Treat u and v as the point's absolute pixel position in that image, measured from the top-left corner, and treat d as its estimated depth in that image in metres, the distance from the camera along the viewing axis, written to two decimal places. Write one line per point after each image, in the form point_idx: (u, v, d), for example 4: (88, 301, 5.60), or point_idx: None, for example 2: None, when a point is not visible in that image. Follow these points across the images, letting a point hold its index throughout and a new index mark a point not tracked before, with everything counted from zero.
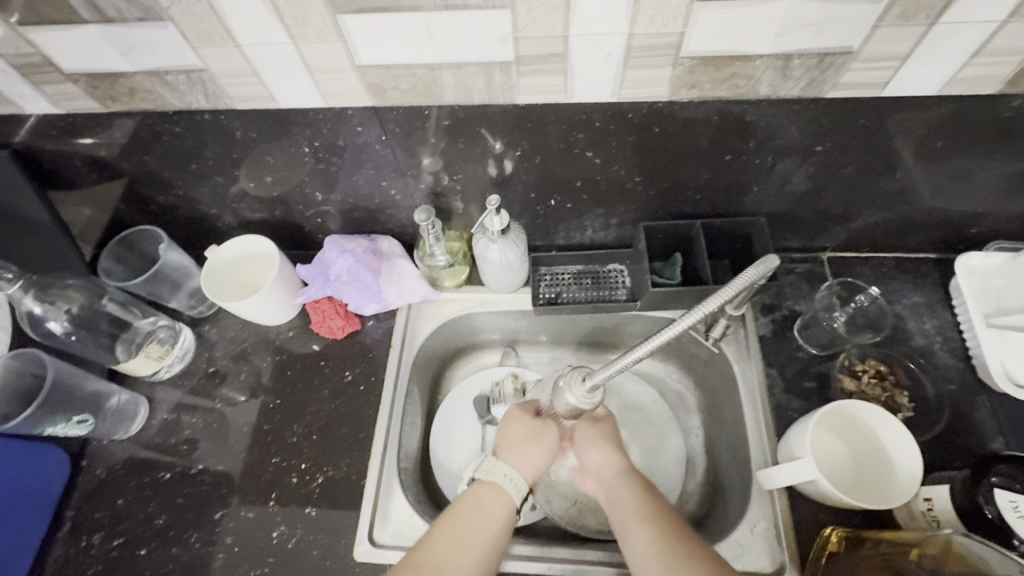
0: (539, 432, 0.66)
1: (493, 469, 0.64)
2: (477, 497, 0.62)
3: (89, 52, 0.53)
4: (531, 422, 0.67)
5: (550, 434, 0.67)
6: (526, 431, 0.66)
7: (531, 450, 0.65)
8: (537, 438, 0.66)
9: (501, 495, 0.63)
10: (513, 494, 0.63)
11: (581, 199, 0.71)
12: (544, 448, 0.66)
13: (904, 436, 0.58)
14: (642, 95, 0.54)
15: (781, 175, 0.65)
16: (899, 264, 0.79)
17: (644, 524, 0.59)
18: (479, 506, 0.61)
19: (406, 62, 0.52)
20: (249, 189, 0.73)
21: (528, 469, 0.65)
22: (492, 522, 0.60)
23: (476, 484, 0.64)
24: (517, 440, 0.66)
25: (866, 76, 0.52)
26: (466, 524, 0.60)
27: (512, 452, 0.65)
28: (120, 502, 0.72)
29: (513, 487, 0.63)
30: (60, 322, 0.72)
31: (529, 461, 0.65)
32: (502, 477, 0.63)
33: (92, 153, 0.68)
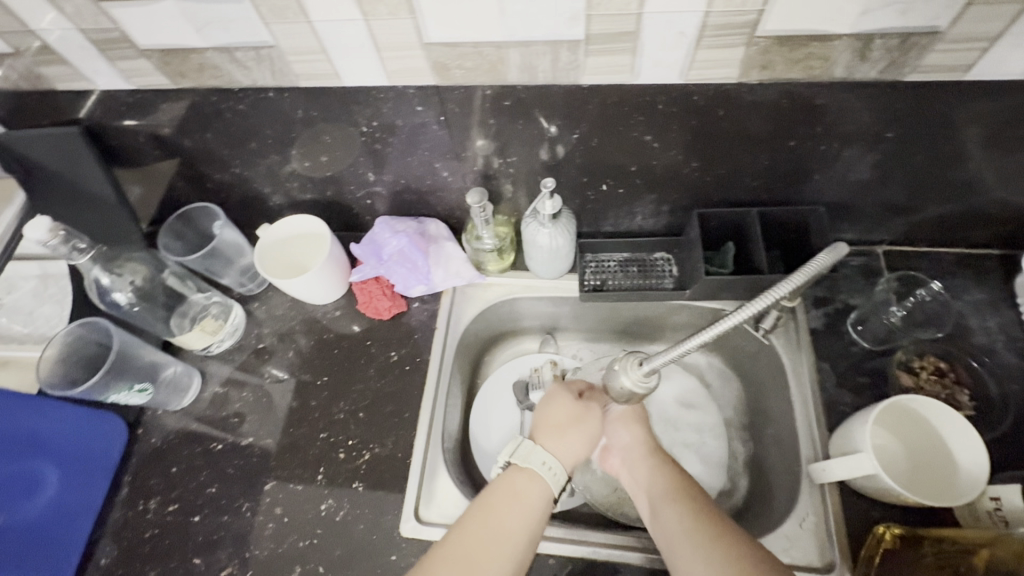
0: (581, 417, 0.64)
1: (531, 456, 0.60)
2: (513, 484, 0.59)
3: (167, 28, 0.55)
4: (572, 406, 0.65)
5: (591, 419, 0.65)
6: (566, 416, 0.64)
7: (570, 435, 0.63)
8: (578, 423, 0.64)
9: (539, 482, 0.59)
10: (552, 483, 0.60)
11: (634, 185, 0.70)
12: (585, 434, 0.63)
13: (975, 441, 0.56)
14: (709, 76, 0.54)
15: (846, 163, 0.64)
16: (960, 260, 0.76)
17: (676, 504, 0.59)
18: (519, 496, 0.58)
19: (474, 40, 0.53)
20: (303, 169, 0.74)
21: (568, 456, 0.62)
22: (532, 508, 0.58)
23: (510, 470, 0.61)
24: (559, 425, 0.64)
25: (948, 59, 0.50)
26: (503, 512, 0.57)
27: (553, 438, 0.63)
28: (174, 470, 0.75)
29: (551, 475, 0.60)
30: (125, 293, 0.77)
31: (568, 448, 0.62)
32: (541, 464, 0.60)
33: (155, 130, 0.69)
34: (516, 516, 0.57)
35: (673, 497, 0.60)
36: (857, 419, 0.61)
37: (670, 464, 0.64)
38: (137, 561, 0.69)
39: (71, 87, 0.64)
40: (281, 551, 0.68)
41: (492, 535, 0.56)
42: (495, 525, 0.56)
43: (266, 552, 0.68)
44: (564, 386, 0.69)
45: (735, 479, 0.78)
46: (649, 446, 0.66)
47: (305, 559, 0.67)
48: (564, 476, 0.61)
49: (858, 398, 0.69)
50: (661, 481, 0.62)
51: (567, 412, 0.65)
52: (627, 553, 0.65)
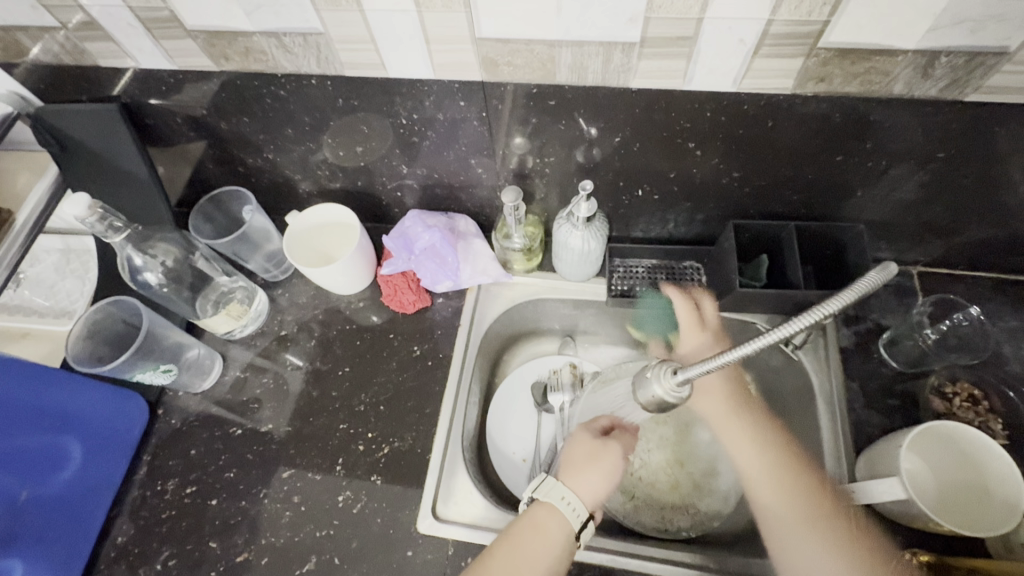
0: (600, 454, 0.63)
1: (550, 491, 0.60)
2: (536, 517, 0.59)
3: (216, 9, 0.54)
4: (591, 443, 0.64)
5: (611, 454, 0.63)
6: (585, 452, 0.63)
7: (588, 471, 0.61)
8: (595, 460, 0.62)
9: (560, 519, 0.59)
10: (572, 520, 0.59)
11: (671, 192, 0.69)
12: (603, 471, 0.62)
13: (994, 450, 0.58)
14: (764, 86, 0.53)
15: (891, 182, 0.63)
16: (997, 285, 0.75)
17: (796, 497, 0.60)
18: (543, 528, 0.58)
19: (525, 38, 0.52)
20: (337, 158, 0.74)
21: (587, 493, 0.61)
22: (558, 544, 0.58)
23: (534, 506, 0.61)
24: (578, 462, 0.63)
25: (1015, 80, 0.49)
26: (529, 546, 0.57)
27: (571, 474, 0.62)
28: (193, 452, 0.75)
29: (572, 511, 0.59)
30: (156, 274, 0.75)
31: (587, 483, 0.61)
32: (559, 499, 0.59)
33: (194, 112, 0.69)
34: (544, 546, 0.57)
35: (781, 487, 0.61)
36: (891, 442, 0.60)
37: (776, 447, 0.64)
38: (154, 540, 0.70)
39: (113, 64, 0.64)
40: (297, 540, 0.68)
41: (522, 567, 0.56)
42: (523, 555, 0.57)
43: (281, 540, 0.68)
44: (586, 426, 0.67)
45: None
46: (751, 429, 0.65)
47: (320, 549, 0.67)
48: (585, 513, 0.60)
49: (887, 420, 0.68)
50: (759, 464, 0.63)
51: (585, 449, 0.64)
52: (646, 563, 0.65)
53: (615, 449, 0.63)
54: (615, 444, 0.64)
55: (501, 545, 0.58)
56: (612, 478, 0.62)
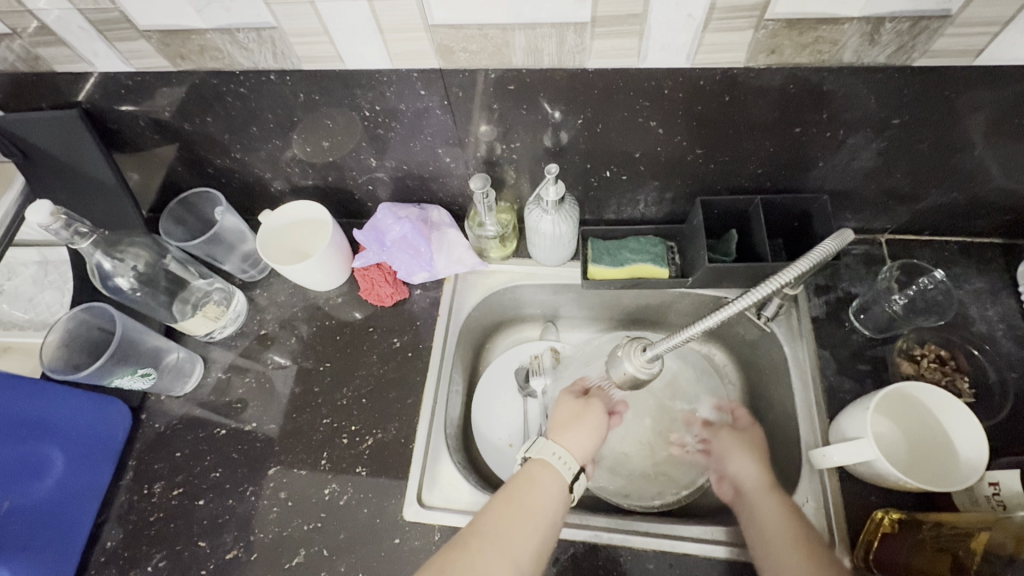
0: (582, 413, 0.68)
1: (543, 448, 0.63)
2: (531, 472, 0.61)
3: (166, 8, 0.54)
4: (573, 404, 0.69)
5: (592, 413, 0.68)
6: (568, 412, 0.68)
7: (575, 428, 0.66)
8: (580, 417, 0.67)
9: (553, 472, 0.61)
10: (565, 473, 0.61)
11: (638, 171, 0.70)
12: (587, 427, 0.66)
13: (958, 405, 0.58)
14: (717, 61, 0.54)
15: (851, 151, 0.64)
16: (962, 249, 0.76)
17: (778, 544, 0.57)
18: (536, 480, 0.60)
19: (476, 23, 0.52)
20: (304, 154, 0.74)
21: (576, 447, 0.65)
22: (554, 494, 0.60)
23: (528, 464, 0.63)
24: (563, 421, 0.67)
25: (960, 43, 0.50)
26: (526, 497, 0.58)
27: (559, 432, 0.66)
28: (178, 454, 0.75)
29: (564, 465, 0.62)
30: (127, 279, 0.75)
31: (576, 438, 0.65)
32: (551, 455, 0.62)
33: (157, 114, 0.69)
34: (540, 495, 0.59)
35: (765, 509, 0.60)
36: (858, 406, 0.61)
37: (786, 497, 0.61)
38: (143, 544, 0.70)
39: (69, 69, 0.63)
40: (286, 534, 0.69)
41: (522, 516, 0.57)
42: (527, 503, 0.58)
43: (270, 536, 0.69)
44: (567, 389, 0.73)
45: None
46: (770, 480, 0.64)
47: (308, 543, 0.68)
48: (576, 467, 0.63)
49: (859, 385, 0.69)
50: (780, 518, 0.59)
51: (569, 410, 0.69)
52: (629, 537, 0.66)
53: (597, 408, 0.68)
54: (596, 405, 0.69)
55: (497, 500, 0.59)
56: (596, 433, 0.67)
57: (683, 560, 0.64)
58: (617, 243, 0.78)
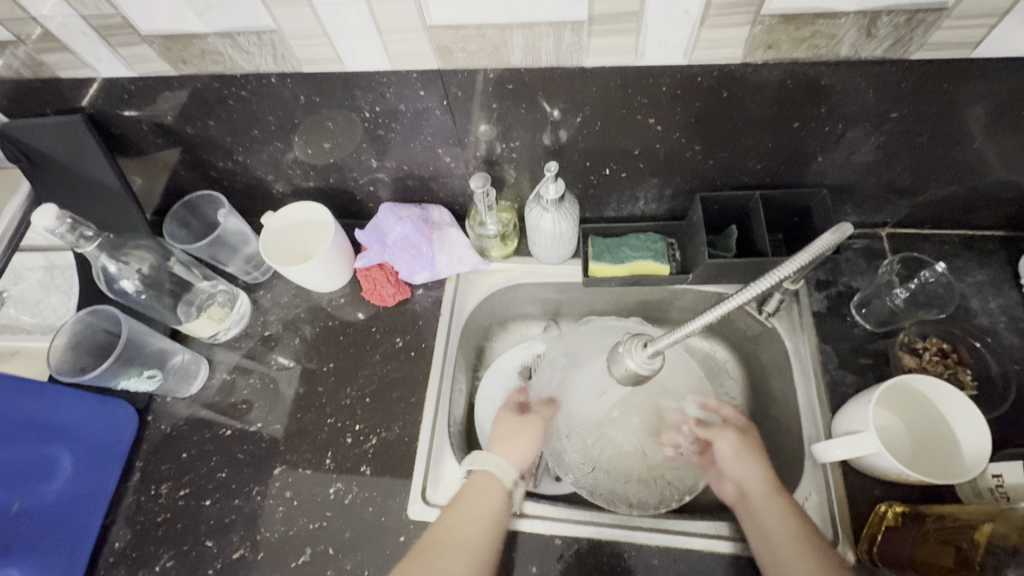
0: (519, 427, 0.72)
1: (485, 458, 0.67)
2: (474, 482, 0.65)
3: (167, 13, 0.55)
4: (512, 418, 0.73)
5: (527, 428, 0.72)
6: (505, 428, 0.72)
7: (514, 440, 0.70)
8: (515, 431, 0.71)
9: (494, 480, 0.65)
10: (505, 479, 0.65)
11: (637, 168, 0.70)
12: (525, 441, 0.71)
13: (961, 396, 0.58)
14: (714, 57, 0.54)
15: (850, 145, 0.64)
16: (963, 242, 0.76)
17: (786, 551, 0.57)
18: (484, 485, 0.64)
19: (475, 23, 0.52)
20: (306, 156, 0.74)
21: (513, 457, 0.68)
22: (500, 500, 0.64)
23: (472, 476, 0.66)
24: (501, 435, 0.71)
25: (956, 36, 0.50)
26: (477, 502, 0.62)
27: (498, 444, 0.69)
28: (185, 455, 0.76)
29: (504, 472, 0.65)
30: (133, 281, 0.75)
31: (514, 450, 0.69)
32: (495, 464, 0.65)
33: (160, 118, 0.70)
34: (488, 499, 0.63)
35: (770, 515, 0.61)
36: (860, 400, 0.61)
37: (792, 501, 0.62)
38: (151, 544, 0.71)
39: (73, 75, 0.64)
40: (292, 534, 0.69)
41: (472, 518, 0.61)
42: (471, 510, 0.62)
43: (276, 535, 0.70)
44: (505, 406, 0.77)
45: None
46: (773, 483, 0.63)
47: (314, 541, 0.69)
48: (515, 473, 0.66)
49: (862, 379, 0.69)
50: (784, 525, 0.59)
51: (506, 423, 0.73)
52: (632, 533, 0.66)
53: (532, 424, 0.72)
54: (530, 420, 0.73)
55: (451, 509, 0.62)
56: (532, 445, 0.71)
57: (687, 555, 0.65)
58: (618, 240, 0.79)
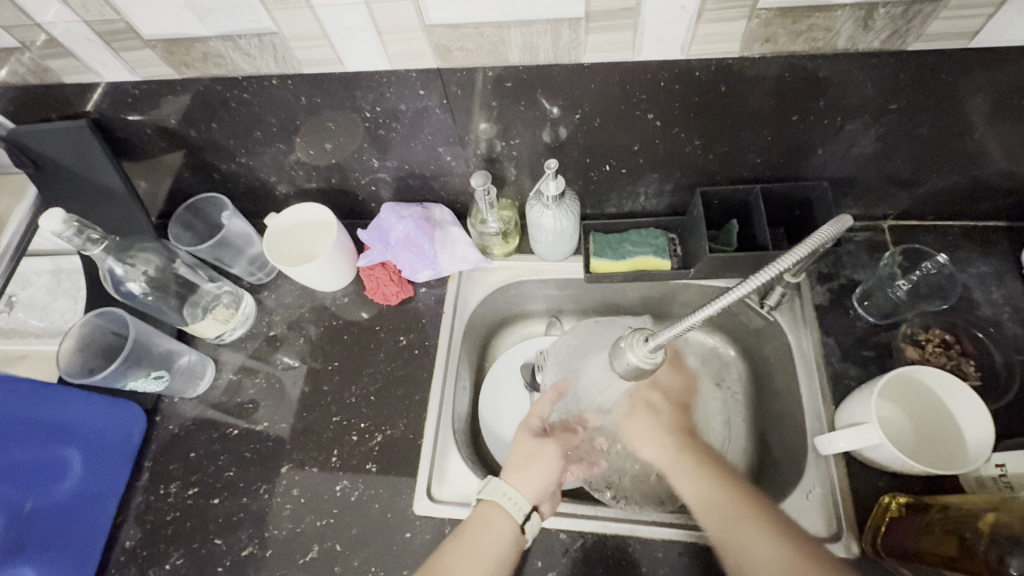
0: (538, 452, 0.65)
1: (493, 489, 0.63)
2: (481, 514, 0.62)
3: (169, 17, 0.55)
4: (529, 442, 0.66)
5: (548, 452, 0.65)
6: (523, 452, 0.65)
7: (529, 468, 0.64)
8: (532, 458, 0.65)
9: (503, 513, 0.61)
10: (515, 514, 0.61)
11: (637, 164, 0.70)
12: (546, 467, 0.64)
13: (959, 385, 0.59)
14: (712, 51, 0.54)
15: (849, 138, 0.64)
16: (965, 233, 0.76)
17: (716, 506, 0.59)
18: (490, 522, 0.61)
19: (473, 22, 0.53)
20: (308, 157, 0.75)
21: (529, 487, 0.63)
22: (505, 538, 0.61)
23: (479, 506, 0.63)
24: (516, 461, 0.65)
25: (954, 26, 0.50)
26: (482, 545, 0.59)
27: (511, 472, 0.64)
28: (193, 455, 0.77)
29: (515, 506, 0.62)
30: (139, 283, 0.76)
31: (529, 479, 0.63)
32: (501, 496, 0.62)
33: (164, 122, 0.70)
34: (492, 538, 0.60)
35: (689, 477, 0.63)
36: (863, 391, 0.61)
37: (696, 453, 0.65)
38: (161, 542, 0.72)
39: (78, 80, 0.65)
40: (299, 531, 0.70)
41: (475, 562, 0.58)
42: (475, 548, 0.59)
43: (284, 532, 0.70)
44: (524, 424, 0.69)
45: (742, 454, 0.78)
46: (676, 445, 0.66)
47: (322, 538, 0.69)
48: (527, 505, 0.62)
49: (864, 371, 0.69)
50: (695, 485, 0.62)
51: (524, 448, 0.66)
52: (637, 526, 0.66)
53: (553, 448, 0.66)
54: (552, 443, 0.66)
55: (453, 545, 0.60)
56: (552, 471, 0.65)
57: (691, 548, 0.65)
58: (619, 237, 0.79)
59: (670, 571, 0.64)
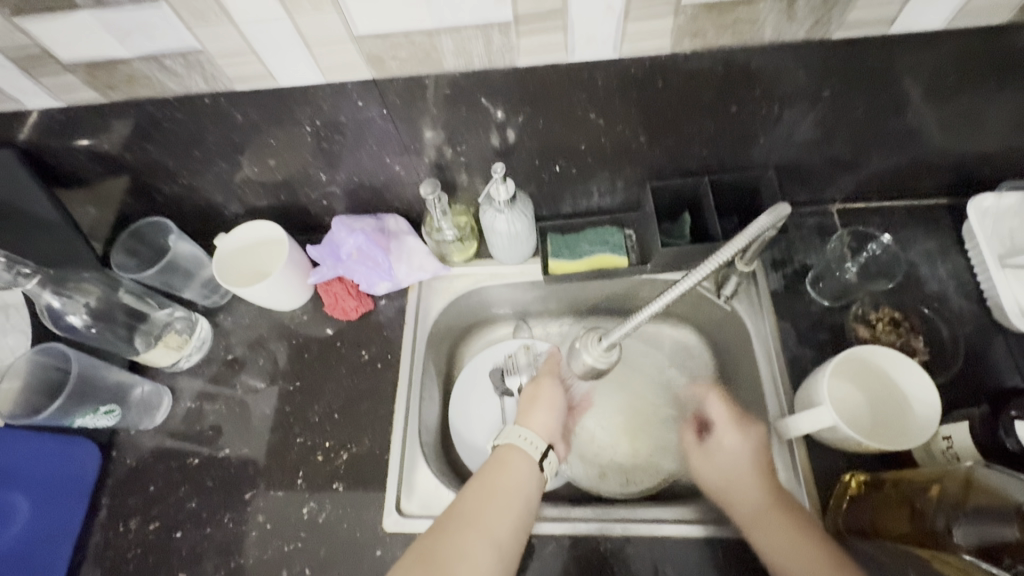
0: (541, 395, 0.72)
1: (510, 433, 0.67)
2: (500, 457, 0.65)
3: (87, 40, 0.53)
4: (533, 389, 0.73)
5: (547, 391, 0.72)
6: (526, 398, 0.72)
7: (538, 411, 0.70)
8: (542, 399, 0.71)
9: (521, 453, 0.65)
10: (533, 452, 0.65)
11: (586, 163, 0.70)
12: (550, 407, 0.71)
13: (904, 358, 0.61)
14: (644, 49, 0.55)
15: (789, 126, 0.65)
16: (910, 212, 0.78)
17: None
18: (508, 463, 0.63)
19: (403, 29, 0.52)
20: (253, 175, 0.73)
21: (542, 426, 0.69)
22: (529, 475, 0.63)
23: (498, 451, 0.66)
24: (523, 407, 0.71)
25: (874, 13, 0.51)
26: (500, 485, 0.61)
27: (521, 416, 0.69)
28: (152, 488, 0.74)
29: (530, 444, 0.66)
30: (80, 316, 0.73)
31: (541, 420, 0.69)
32: (519, 438, 0.66)
33: (96, 147, 0.68)
34: (514, 477, 0.62)
35: (784, 544, 0.56)
36: (816, 374, 0.62)
37: (801, 521, 0.58)
38: None
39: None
40: (267, 557, 0.69)
41: (495, 493, 0.60)
42: (497, 484, 0.61)
43: (252, 560, 0.69)
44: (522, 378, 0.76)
45: None
46: (773, 499, 0.60)
47: (291, 563, 0.68)
48: (543, 444, 0.67)
49: (821, 354, 0.71)
50: (785, 543, 0.56)
51: (528, 395, 0.72)
52: (606, 525, 0.66)
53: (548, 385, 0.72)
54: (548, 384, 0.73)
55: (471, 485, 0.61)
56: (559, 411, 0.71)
57: (662, 543, 0.65)
58: (575, 236, 0.79)
59: (643, 567, 0.64)
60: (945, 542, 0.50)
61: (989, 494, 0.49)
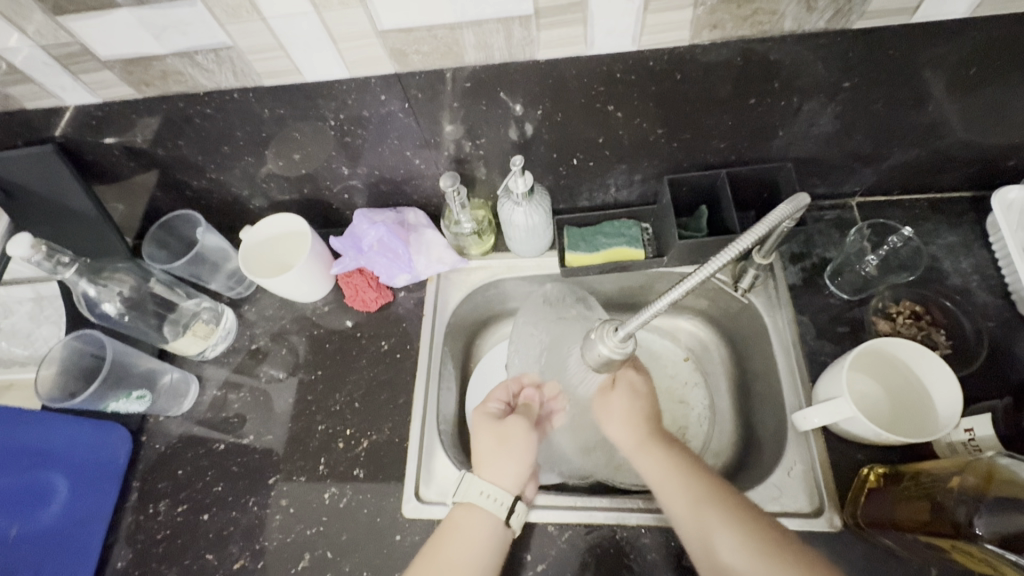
0: (506, 436, 0.65)
1: (469, 489, 0.62)
2: (458, 518, 0.61)
3: (125, 37, 0.56)
4: (494, 428, 0.65)
5: (513, 433, 0.65)
6: (491, 437, 0.65)
7: (500, 457, 0.64)
8: (503, 442, 0.64)
9: (482, 513, 0.61)
10: (496, 509, 0.61)
11: (604, 156, 0.71)
12: (511, 452, 0.64)
13: (920, 348, 0.60)
14: (663, 40, 0.55)
15: (808, 118, 0.65)
16: (931, 205, 0.77)
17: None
18: (466, 525, 0.61)
19: (426, 24, 0.53)
20: (278, 169, 0.75)
21: (506, 477, 0.63)
22: (486, 535, 0.61)
23: (456, 508, 0.62)
24: (486, 450, 0.64)
25: (894, 3, 0.51)
26: (457, 553, 0.59)
27: (484, 464, 0.64)
28: (180, 472, 0.77)
29: (491, 500, 0.61)
30: (114, 304, 0.77)
31: (502, 467, 0.63)
32: (478, 495, 0.61)
33: (130, 142, 0.70)
34: (473, 539, 0.60)
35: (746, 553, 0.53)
36: (834, 366, 0.62)
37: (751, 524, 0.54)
38: (152, 561, 0.72)
39: (40, 105, 0.64)
40: (290, 540, 0.70)
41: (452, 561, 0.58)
42: (453, 553, 0.59)
43: (275, 543, 0.71)
44: (484, 409, 0.68)
45: (728, 435, 0.79)
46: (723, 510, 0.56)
47: (313, 546, 0.70)
48: (508, 498, 0.62)
49: (840, 347, 0.70)
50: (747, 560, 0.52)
51: (490, 435, 0.65)
52: (623, 515, 0.67)
53: (513, 425, 0.65)
54: (515, 420, 0.66)
55: (429, 548, 0.60)
56: (525, 451, 0.65)
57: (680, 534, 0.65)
58: (592, 229, 0.80)
59: (659, 557, 0.65)
60: (967, 531, 0.49)
61: (1009, 485, 0.49)
